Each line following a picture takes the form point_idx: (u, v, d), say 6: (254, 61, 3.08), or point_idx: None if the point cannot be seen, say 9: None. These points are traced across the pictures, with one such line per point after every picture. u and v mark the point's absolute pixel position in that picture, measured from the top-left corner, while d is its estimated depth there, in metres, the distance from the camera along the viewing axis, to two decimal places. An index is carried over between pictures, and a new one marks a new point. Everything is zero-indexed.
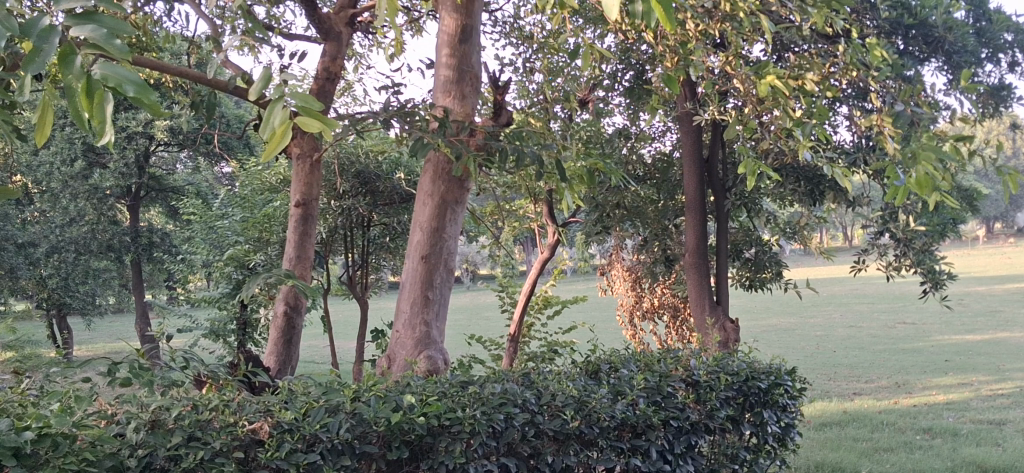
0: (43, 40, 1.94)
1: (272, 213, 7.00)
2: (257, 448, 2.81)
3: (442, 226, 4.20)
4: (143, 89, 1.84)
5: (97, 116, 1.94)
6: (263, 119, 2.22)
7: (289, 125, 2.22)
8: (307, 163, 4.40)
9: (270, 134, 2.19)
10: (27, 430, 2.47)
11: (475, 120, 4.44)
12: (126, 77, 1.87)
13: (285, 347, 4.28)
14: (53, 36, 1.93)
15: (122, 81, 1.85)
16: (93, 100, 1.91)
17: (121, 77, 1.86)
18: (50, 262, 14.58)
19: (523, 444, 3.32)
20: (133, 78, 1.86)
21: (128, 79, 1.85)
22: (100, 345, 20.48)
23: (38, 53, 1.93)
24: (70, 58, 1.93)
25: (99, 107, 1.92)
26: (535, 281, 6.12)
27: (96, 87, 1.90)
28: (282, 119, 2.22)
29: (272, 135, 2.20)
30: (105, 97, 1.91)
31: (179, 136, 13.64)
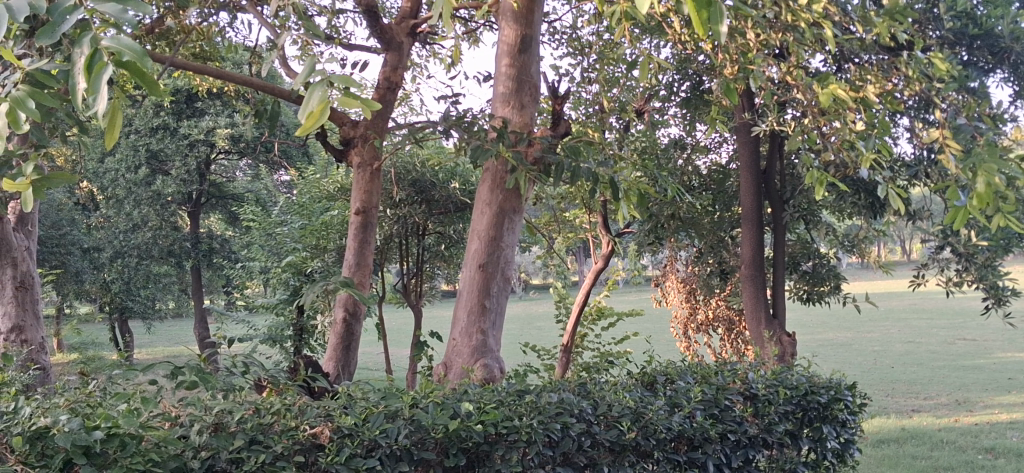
0: (62, 16, 1.88)
1: (330, 220, 7.10)
2: (317, 452, 2.83)
3: (499, 235, 4.21)
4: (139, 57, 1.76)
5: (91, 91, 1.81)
6: (297, 102, 2.02)
7: (328, 104, 2.01)
8: (367, 172, 4.45)
9: (308, 111, 1.99)
10: (97, 430, 2.53)
11: (533, 130, 4.45)
12: (126, 46, 1.79)
13: (344, 353, 4.32)
14: (72, 13, 1.88)
15: (122, 47, 1.78)
16: (92, 71, 1.80)
17: (122, 45, 1.79)
18: (115, 266, 14.94)
19: (579, 454, 3.32)
20: (133, 47, 1.77)
21: (129, 45, 1.77)
22: (161, 348, 20.89)
23: (55, 27, 1.87)
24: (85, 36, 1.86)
25: (96, 77, 1.78)
26: (589, 291, 6.07)
27: (99, 59, 1.80)
28: (321, 100, 2.02)
29: (309, 114, 1.99)
30: (104, 69, 1.80)
31: (240, 144, 13.89)
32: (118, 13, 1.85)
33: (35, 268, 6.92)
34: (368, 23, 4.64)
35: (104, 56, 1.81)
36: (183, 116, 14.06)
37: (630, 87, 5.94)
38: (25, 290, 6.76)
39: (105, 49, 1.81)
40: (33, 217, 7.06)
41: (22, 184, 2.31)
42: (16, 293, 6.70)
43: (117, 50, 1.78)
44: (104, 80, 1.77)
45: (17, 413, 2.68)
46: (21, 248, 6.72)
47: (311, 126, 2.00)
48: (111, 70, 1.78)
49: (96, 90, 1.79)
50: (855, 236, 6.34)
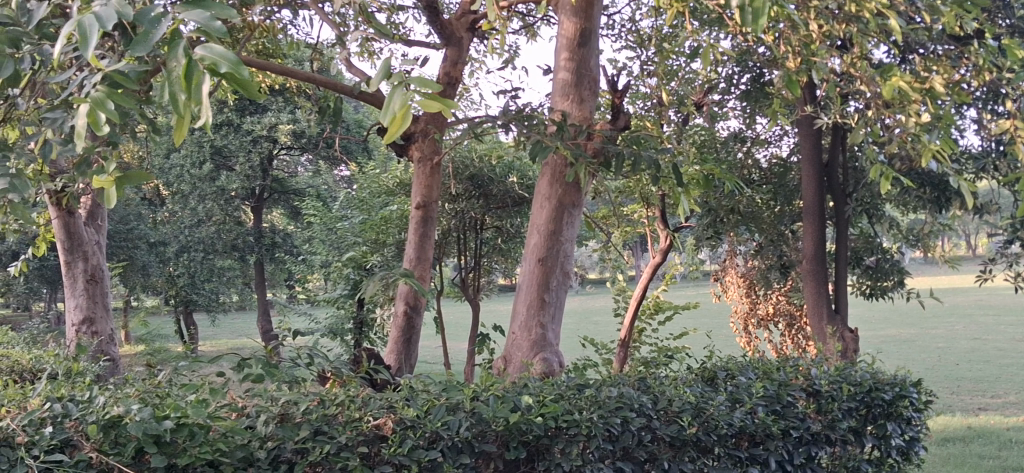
0: (153, 25, 1.93)
1: (389, 215, 7.17)
2: (381, 443, 2.87)
3: (559, 230, 4.21)
4: (235, 66, 1.80)
5: (192, 100, 1.86)
6: (380, 107, 1.98)
7: (410, 107, 1.96)
8: (427, 167, 4.48)
9: (391, 116, 1.94)
10: (167, 420, 2.61)
11: (593, 124, 4.44)
12: (221, 55, 1.83)
13: (405, 346, 4.37)
14: (162, 24, 1.92)
15: (219, 58, 1.81)
16: (191, 81, 1.84)
17: (219, 55, 1.82)
18: (181, 260, 15.23)
19: (639, 449, 3.31)
20: (226, 57, 1.81)
21: (224, 55, 1.81)
22: (225, 341, 21.25)
23: (148, 36, 1.92)
24: (176, 44, 1.89)
25: (195, 87, 1.84)
26: (647, 285, 6.02)
27: (196, 69, 1.84)
28: (403, 103, 1.98)
29: (392, 119, 1.94)
30: (202, 79, 1.84)
31: (302, 140, 14.08)
32: (209, 23, 1.87)
33: (105, 261, 7.07)
34: (428, 18, 4.67)
35: (200, 66, 1.85)
36: (246, 113, 14.34)
37: (689, 80, 5.88)
38: (96, 283, 6.93)
39: (201, 58, 1.84)
40: (103, 212, 7.23)
41: (107, 180, 2.48)
42: (88, 286, 6.88)
43: (214, 61, 1.81)
44: (207, 90, 1.81)
45: (91, 402, 2.76)
46: (91, 242, 6.89)
47: (394, 132, 1.94)
48: (211, 81, 1.82)
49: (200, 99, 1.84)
50: (921, 230, 6.22)
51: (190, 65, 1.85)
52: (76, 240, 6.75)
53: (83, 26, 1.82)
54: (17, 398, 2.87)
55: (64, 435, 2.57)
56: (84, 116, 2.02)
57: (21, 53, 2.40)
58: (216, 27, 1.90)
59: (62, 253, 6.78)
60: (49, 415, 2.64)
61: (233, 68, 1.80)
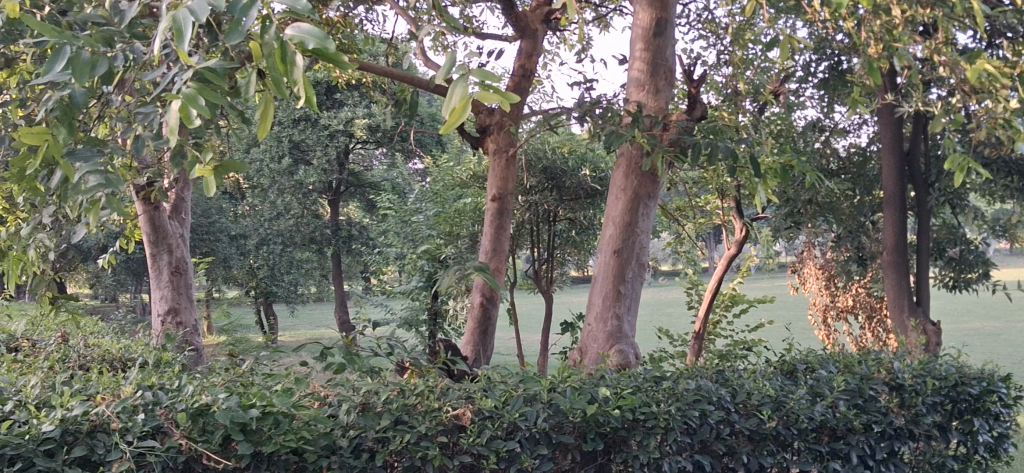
0: (243, 11, 1.90)
1: (463, 208, 7.24)
2: (459, 433, 2.89)
3: (634, 221, 4.18)
4: (324, 40, 1.78)
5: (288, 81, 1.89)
6: (441, 97, 1.94)
7: (471, 99, 1.93)
8: (503, 158, 4.50)
9: (452, 107, 1.91)
10: (253, 408, 2.69)
11: (669, 114, 4.41)
12: (310, 33, 1.81)
13: (481, 337, 4.40)
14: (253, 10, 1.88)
15: (307, 35, 1.80)
16: (287, 63, 1.88)
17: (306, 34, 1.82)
18: (261, 253, 15.58)
19: (718, 442, 3.30)
20: (314, 33, 1.80)
21: (311, 32, 1.80)
22: (303, 332, 21.67)
23: (238, 24, 1.88)
24: (267, 30, 1.94)
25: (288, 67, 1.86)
26: (722, 278, 5.92)
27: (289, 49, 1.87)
28: (464, 95, 1.94)
29: (453, 110, 1.92)
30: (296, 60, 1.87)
31: (377, 134, 14.24)
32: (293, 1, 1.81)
33: (189, 254, 7.26)
34: (502, 11, 4.67)
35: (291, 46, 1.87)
36: (323, 108, 14.57)
37: (765, 69, 5.78)
38: (180, 275, 7.12)
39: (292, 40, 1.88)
40: (187, 205, 7.42)
41: (207, 168, 2.48)
42: (172, 278, 7.07)
43: (302, 39, 1.80)
44: (303, 69, 1.86)
45: (180, 391, 2.86)
46: (175, 236, 7.08)
47: (456, 121, 1.92)
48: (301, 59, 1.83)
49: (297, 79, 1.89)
50: (1007, 222, 6.13)
51: (283, 48, 1.89)
52: (161, 233, 6.93)
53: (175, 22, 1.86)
54: (111, 386, 2.99)
55: (156, 422, 2.66)
56: (177, 112, 2.07)
57: (112, 51, 2.42)
58: (302, 5, 1.84)
59: (148, 245, 6.96)
60: (140, 403, 2.73)
61: (322, 43, 1.79)
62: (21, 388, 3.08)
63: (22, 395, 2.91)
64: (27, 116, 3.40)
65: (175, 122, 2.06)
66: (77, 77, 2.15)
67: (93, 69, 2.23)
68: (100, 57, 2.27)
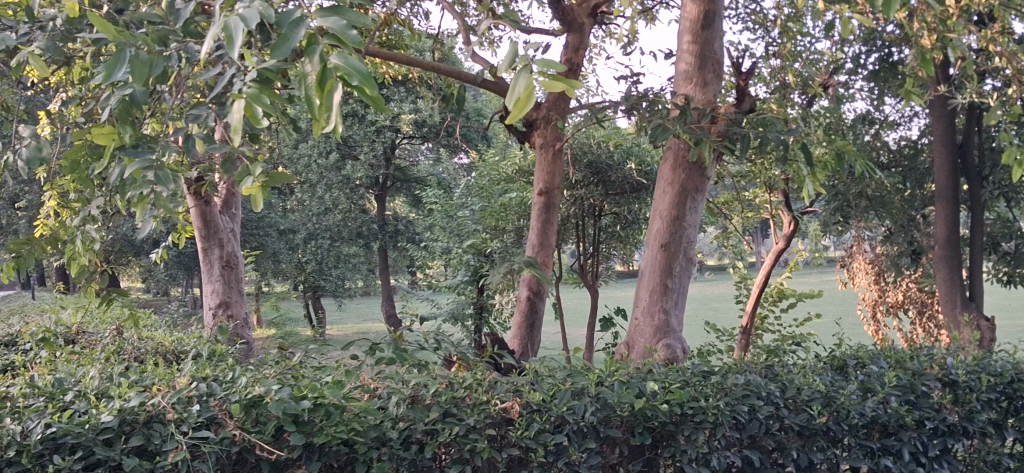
0: (292, 28, 1.93)
1: (509, 203, 7.27)
2: (507, 426, 2.91)
3: (682, 216, 4.16)
4: (369, 81, 1.79)
5: (322, 107, 1.86)
6: (506, 87, 1.95)
7: (535, 88, 1.95)
8: (550, 152, 4.50)
9: (516, 98, 1.93)
10: (305, 400, 2.73)
11: (717, 108, 4.37)
12: (355, 67, 1.82)
13: (529, 331, 4.42)
14: (302, 26, 1.93)
15: (351, 70, 1.81)
16: (325, 88, 1.85)
17: (351, 66, 1.81)
18: (309, 247, 15.76)
19: (767, 437, 3.28)
20: (360, 70, 1.80)
21: (356, 69, 1.80)
22: (351, 325, 21.86)
23: (286, 39, 1.92)
24: (312, 50, 1.89)
25: (327, 95, 1.84)
26: (770, 272, 5.85)
27: (329, 76, 1.84)
28: (527, 85, 1.96)
29: (517, 101, 1.93)
30: (335, 88, 1.83)
31: (423, 129, 14.31)
32: (344, 34, 1.90)
33: (239, 249, 7.36)
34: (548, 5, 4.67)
35: (333, 73, 1.84)
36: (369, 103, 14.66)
37: (814, 61, 5.72)
38: (231, 269, 7.21)
39: (334, 67, 1.83)
40: (237, 201, 7.54)
41: (254, 186, 2.56)
42: (224, 272, 7.17)
43: (346, 72, 1.81)
44: (337, 99, 1.82)
45: (233, 383, 2.91)
46: (226, 231, 7.17)
47: (519, 112, 1.94)
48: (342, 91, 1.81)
49: (330, 108, 1.83)
50: None
51: (324, 72, 1.85)
52: (213, 228, 7.03)
53: (229, 28, 1.91)
54: (166, 378, 3.05)
55: (210, 413, 2.70)
56: (240, 111, 2.11)
57: (166, 51, 2.45)
58: (352, 35, 1.91)
59: (200, 240, 7.07)
60: (195, 394, 2.79)
61: (366, 83, 1.79)
62: (80, 379, 3.15)
63: (81, 386, 2.98)
64: (84, 115, 3.47)
65: (239, 121, 2.09)
66: (136, 77, 2.20)
67: (150, 69, 2.27)
68: (157, 57, 2.32)
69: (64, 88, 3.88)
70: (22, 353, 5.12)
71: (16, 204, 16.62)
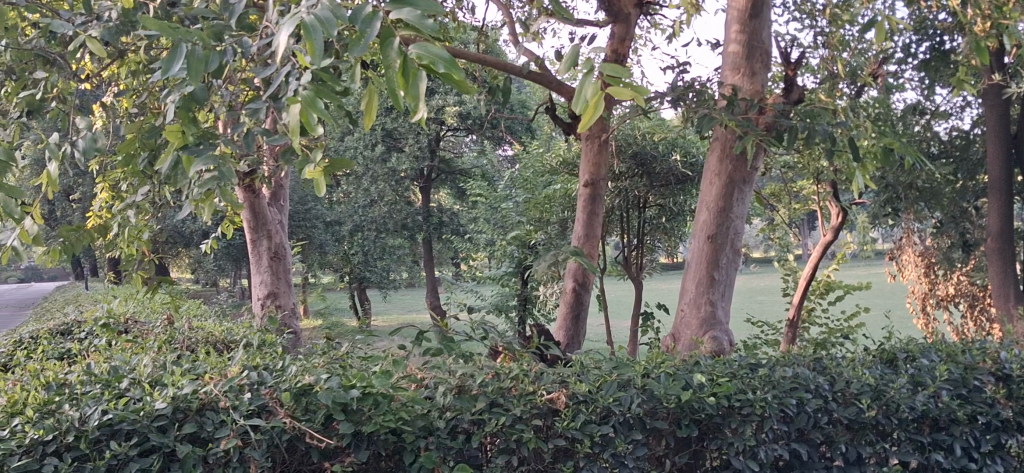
0: (367, 25, 1.88)
1: (553, 195, 7.30)
2: (553, 417, 2.91)
3: (729, 206, 4.13)
4: (456, 65, 1.77)
5: (410, 98, 1.85)
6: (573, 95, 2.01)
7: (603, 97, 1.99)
8: (596, 144, 4.49)
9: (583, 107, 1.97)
10: (354, 389, 2.76)
11: (765, 97, 4.33)
12: (440, 55, 1.81)
13: (574, 322, 4.42)
14: (377, 22, 1.88)
15: (436, 58, 1.80)
16: (409, 79, 1.84)
17: (435, 55, 1.80)
18: (355, 239, 15.91)
19: (816, 431, 3.26)
20: (445, 56, 1.79)
21: (441, 55, 1.79)
22: (397, 316, 22.04)
23: (362, 38, 1.88)
24: (389, 44, 1.86)
25: (412, 84, 1.83)
26: (818, 264, 5.73)
27: (412, 66, 1.84)
28: (595, 91, 2.00)
29: (585, 108, 1.97)
30: (421, 77, 1.83)
31: (468, 121, 14.32)
32: (418, 22, 1.86)
33: (287, 240, 7.44)
34: None
35: (415, 63, 1.84)
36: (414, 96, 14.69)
37: (863, 50, 5.63)
38: (279, 260, 7.30)
39: (416, 57, 1.83)
40: (286, 193, 7.62)
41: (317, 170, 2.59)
42: (272, 263, 7.25)
43: (430, 60, 1.80)
44: (424, 87, 1.81)
45: (283, 373, 2.95)
46: (274, 222, 7.26)
47: (587, 121, 1.98)
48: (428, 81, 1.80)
49: (416, 96, 1.83)
50: None
51: (405, 63, 1.84)
52: (261, 220, 7.11)
53: (307, 30, 1.85)
54: (218, 366, 3.11)
55: (261, 401, 2.74)
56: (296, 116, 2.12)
57: (222, 46, 2.48)
58: (426, 25, 1.88)
59: (249, 231, 7.16)
60: (246, 383, 2.84)
61: (455, 68, 1.77)
62: (135, 366, 3.22)
63: (136, 373, 3.04)
64: (138, 107, 3.53)
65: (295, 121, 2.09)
66: (192, 76, 2.21)
67: (206, 64, 2.30)
68: (213, 53, 2.35)
69: (119, 80, 3.95)
70: (78, 342, 5.24)
71: (71, 197, 17.03)
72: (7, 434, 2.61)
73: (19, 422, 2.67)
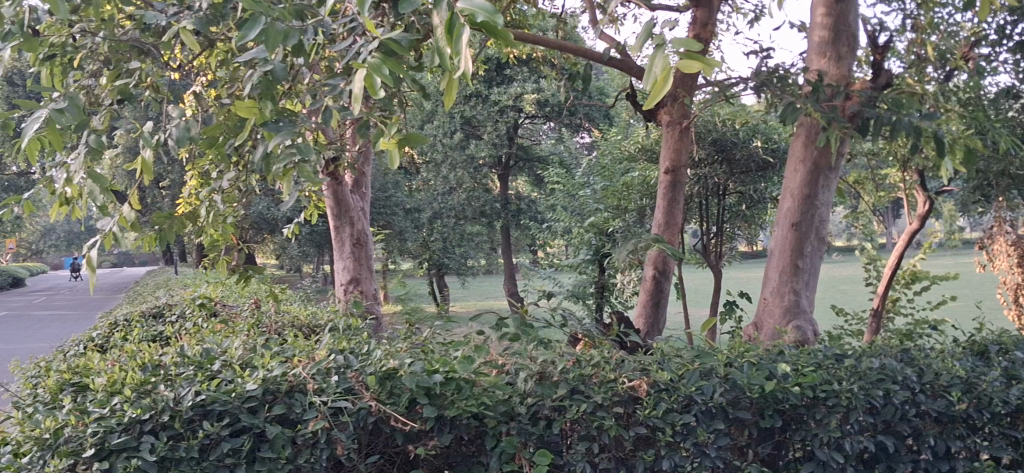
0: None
1: (631, 182, 7.34)
2: (634, 405, 2.91)
3: (814, 194, 4.05)
4: (493, 16, 1.76)
5: (454, 53, 1.84)
6: (642, 71, 1.95)
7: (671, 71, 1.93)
8: (677, 130, 4.44)
9: (651, 80, 1.93)
10: (437, 374, 2.81)
11: (852, 82, 4.24)
12: (482, 6, 1.79)
13: (654, 309, 4.41)
14: None
15: (478, 9, 1.78)
16: (453, 34, 1.83)
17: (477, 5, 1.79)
18: (434, 226, 16.32)
19: (903, 423, 3.19)
20: (485, 8, 1.77)
21: (481, 6, 1.77)
22: (474, 303, 22.23)
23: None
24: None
25: (455, 39, 1.81)
26: (903, 254, 5.57)
27: (457, 21, 1.83)
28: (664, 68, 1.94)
29: (652, 82, 1.92)
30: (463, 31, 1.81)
31: (546, 109, 14.24)
32: None
33: (369, 226, 7.55)
34: None
35: (461, 18, 1.83)
36: (492, 83, 14.67)
37: (954, 33, 5.45)
38: (362, 246, 7.41)
39: (461, 11, 1.81)
40: (368, 180, 7.74)
41: (391, 141, 2.62)
42: (354, 249, 7.38)
43: (472, 12, 1.78)
44: (466, 43, 1.79)
45: (367, 356, 3.02)
46: (357, 209, 7.38)
47: (653, 93, 1.93)
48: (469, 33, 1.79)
49: (458, 52, 1.80)
50: None
51: (452, 18, 1.84)
52: (344, 207, 7.22)
53: None
54: (306, 350, 3.18)
55: (347, 384, 2.80)
56: (362, 82, 2.11)
57: (303, 25, 2.55)
58: None
59: (332, 218, 7.28)
60: (333, 366, 2.91)
61: (493, 18, 1.76)
62: (226, 349, 3.31)
63: (228, 356, 3.14)
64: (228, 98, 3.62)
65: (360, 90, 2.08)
66: (270, 47, 2.29)
67: (286, 39, 2.39)
68: (293, 30, 2.43)
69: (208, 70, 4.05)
70: (170, 324, 5.41)
71: (161, 184, 17.59)
72: (107, 412, 2.71)
73: (119, 401, 2.77)
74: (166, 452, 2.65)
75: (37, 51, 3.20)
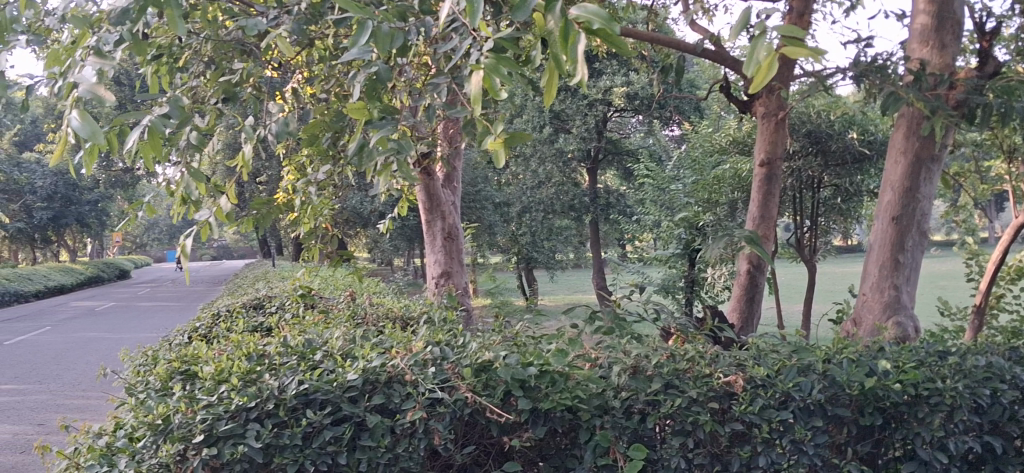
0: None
1: (723, 175, 7.22)
2: (730, 400, 2.88)
3: (915, 186, 3.94)
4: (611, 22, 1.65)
5: (569, 60, 1.73)
6: (744, 56, 1.84)
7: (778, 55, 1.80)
8: (772, 122, 4.37)
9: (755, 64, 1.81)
10: (531, 367, 2.84)
11: (956, 72, 4.10)
12: (595, 12, 1.67)
13: (749, 304, 4.35)
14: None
15: (592, 15, 1.66)
16: (568, 40, 1.70)
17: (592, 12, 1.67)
18: (523, 220, 16.45)
19: (1012, 424, 3.09)
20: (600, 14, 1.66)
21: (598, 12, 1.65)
22: (563, 296, 22.35)
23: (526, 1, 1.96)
24: None
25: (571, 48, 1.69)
26: (1008, 248, 5.29)
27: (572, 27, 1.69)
28: (769, 52, 1.81)
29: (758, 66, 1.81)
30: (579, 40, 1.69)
31: (636, 101, 13.92)
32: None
33: (460, 221, 7.63)
34: None
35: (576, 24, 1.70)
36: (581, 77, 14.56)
37: None
38: (453, 240, 7.48)
39: (576, 18, 1.69)
40: (458, 175, 7.83)
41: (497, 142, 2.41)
42: (445, 243, 7.45)
43: (587, 19, 1.66)
44: (581, 50, 1.67)
45: (462, 348, 3.07)
46: (448, 203, 7.47)
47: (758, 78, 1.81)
48: (585, 42, 1.68)
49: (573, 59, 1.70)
50: None
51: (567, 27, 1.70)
52: (435, 202, 7.31)
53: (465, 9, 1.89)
54: (403, 341, 3.24)
55: (444, 376, 2.86)
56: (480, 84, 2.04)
57: (405, 26, 2.60)
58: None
59: (424, 212, 7.38)
60: (430, 358, 2.96)
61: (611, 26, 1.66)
62: (326, 340, 3.40)
63: (328, 347, 3.22)
64: (326, 95, 3.70)
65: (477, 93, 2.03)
66: (380, 48, 2.33)
67: (392, 41, 2.42)
68: (398, 31, 2.45)
69: (306, 68, 4.14)
70: (269, 315, 5.58)
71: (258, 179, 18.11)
72: (215, 400, 2.81)
73: (226, 390, 2.87)
74: (269, 439, 2.71)
75: (146, 54, 3.33)
